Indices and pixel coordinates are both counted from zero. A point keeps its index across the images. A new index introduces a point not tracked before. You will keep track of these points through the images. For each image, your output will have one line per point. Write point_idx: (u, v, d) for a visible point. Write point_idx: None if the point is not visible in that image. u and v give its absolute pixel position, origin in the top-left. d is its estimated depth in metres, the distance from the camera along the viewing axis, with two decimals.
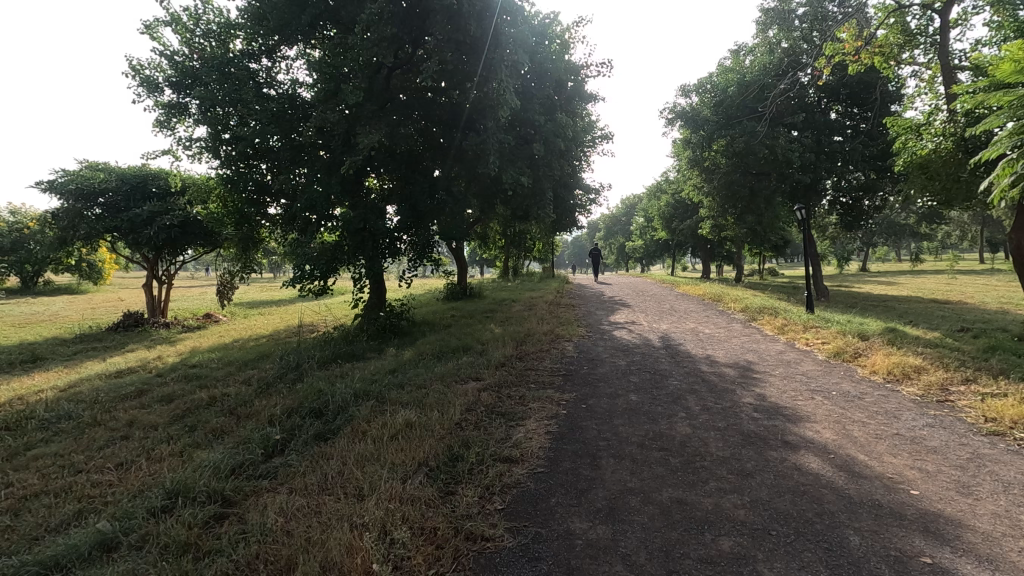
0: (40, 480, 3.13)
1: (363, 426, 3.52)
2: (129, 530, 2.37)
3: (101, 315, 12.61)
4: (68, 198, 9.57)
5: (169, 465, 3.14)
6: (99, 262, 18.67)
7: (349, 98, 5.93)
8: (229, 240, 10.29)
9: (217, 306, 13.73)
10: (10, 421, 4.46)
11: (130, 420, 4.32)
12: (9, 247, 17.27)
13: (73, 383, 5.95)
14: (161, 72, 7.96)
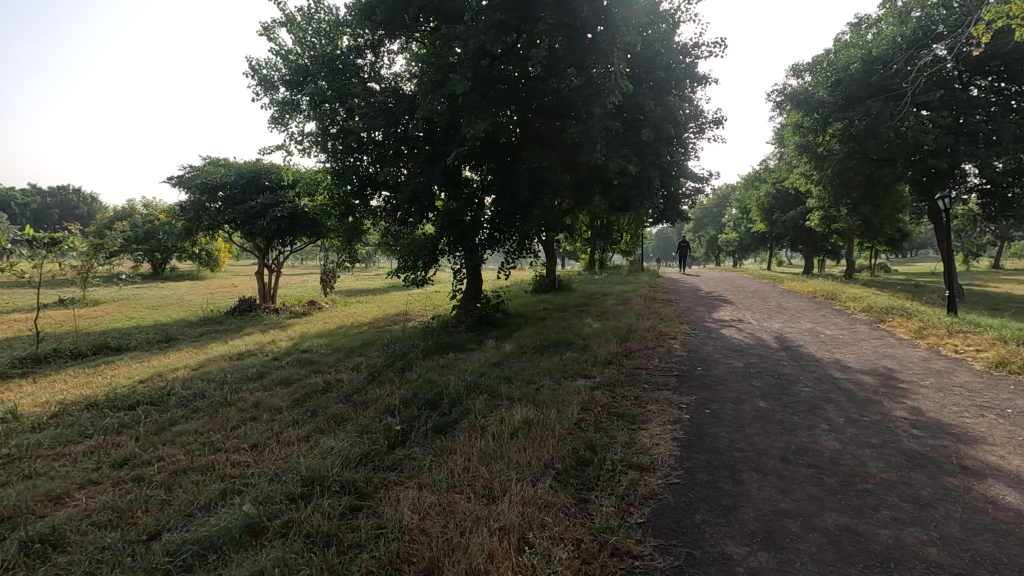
0: (185, 456, 3.32)
1: (481, 421, 3.45)
2: (273, 515, 2.41)
3: (218, 299, 13.72)
4: (194, 191, 10.46)
5: (299, 451, 3.21)
6: (215, 250, 20.33)
7: (456, 89, 5.90)
8: (333, 231, 10.77)
9: (318, 293, 14.50)
10: (154, 396, 4.85)
11: (257, 401, 4.54)
12: (143, 237, 19.23)
13: (203, 362, 6.43)
14: (277, 71, 8.38)
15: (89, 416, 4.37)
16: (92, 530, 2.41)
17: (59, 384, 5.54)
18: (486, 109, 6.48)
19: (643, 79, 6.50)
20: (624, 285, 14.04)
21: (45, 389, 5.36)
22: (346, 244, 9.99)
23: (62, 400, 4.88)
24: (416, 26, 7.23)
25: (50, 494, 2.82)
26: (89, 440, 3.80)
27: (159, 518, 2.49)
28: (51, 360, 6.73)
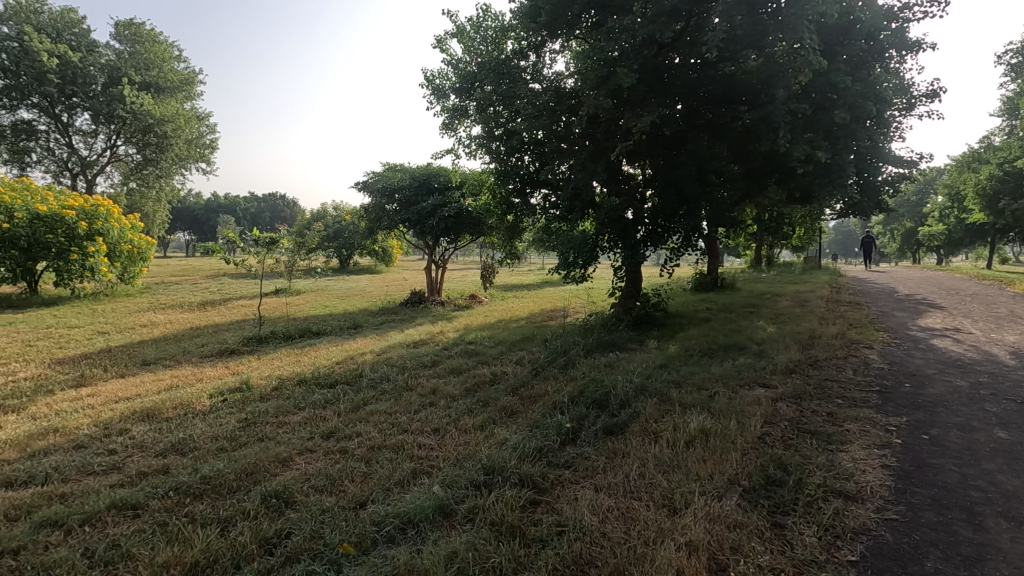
0: (378, 434, 3.69)
1: (653, 426, 3.34)
2: (459, 500, 2.56)
3: (393, 291, 15.19)
4: (375, 195, 11.77)
5: (476, 440, 3.38)
6: (389, 247, 22.57)
7: (622, 83, 5.75)
8: (494, 229, 11.27)
9: (479, 288, 15.31)
10: (349, 376, 5.51)
11: (434, 388, 4.90)
12: (333, 236, 21.97)
13: (385, 348, 7.15)
14: (448, 79, 8.97)
15: (301, 390, 5.11)
16: (312, 493, 2.77)
17: (276, 362, 6.54)
18: (653, 102, 6.23)
19: (837, 53, 5.71)
20: (800, 284, 12.63)
21: (267, 365, 6.36)
22: (506, 242, 10.35)
23: (280, 375, 5.75)
24: (579, 22, 7.18)
25: (279, 456, 3.32)
26: (303, 411, 4.42)
27: (363, 489, 2.77)
28: (269, 340, 7.99)
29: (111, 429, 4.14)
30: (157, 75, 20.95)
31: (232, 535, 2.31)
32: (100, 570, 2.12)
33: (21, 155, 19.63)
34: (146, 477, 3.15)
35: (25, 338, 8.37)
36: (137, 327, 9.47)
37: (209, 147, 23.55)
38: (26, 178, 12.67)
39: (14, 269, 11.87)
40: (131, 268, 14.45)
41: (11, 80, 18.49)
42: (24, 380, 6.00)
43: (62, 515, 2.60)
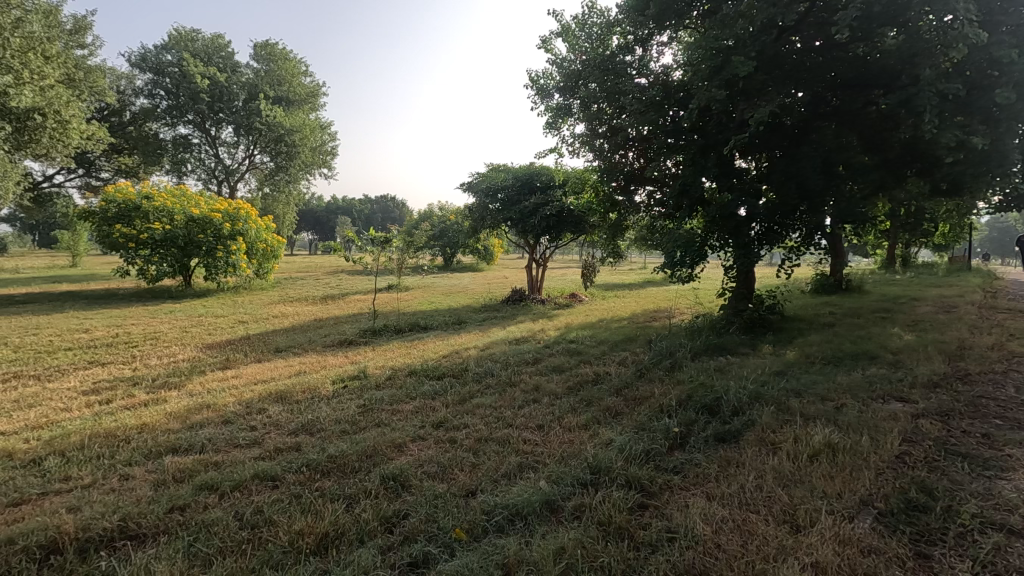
0: (485, 427, 3.80)
1: (771, 436, 3.13)
2: (566, 496, 2.58)
3: (495, 289, 15.55)
4: (479, 196, 12.14)
5: (580, 438, 3.39)
6: (490, 245, 23.16)
7: (738, 72, 5.43)
8: (596, 227, 11.15)
9: (578, 287, 15.23)
10: (455, 370, 5.73)
11: (537, 384, 4.97)
12: (439, 235, 22.97)
13: (488, 344, 7.35)
14: (552, 79, 9.02)
15: (412, 380, 5.40)
16: (426, 478, 2.92)
17: (389, 353, 6.95)
18: (772, 90, 5.82)
19: (998, 23, 4.98)
20: (944, 287, 11.16)
21: (381, 356, 6.79)
22: (608, 241, 10.19)
23: (392, 366, 6.12)
24: (689, 10, 6.88)
25: (395, 442, 3.53)
26: (414, 400, 4.67)
27: (472, 478, 2.87)
28: (382, 332, 8.53)
29: (251, 407, 4.65)
30: (287, 90, 23.13)
31: (356, 511, 2.50)
32: (249, 531, 2.39)
33: (179, 165, 22.59)
34: (282, 452, 3.50)
35: (183, 325, 9.64)
36: (270, 317, 10.54)
37: (330, 154, 25.60)
38: (184, 185, 14.59)
39: (173, 264, 13.73)
40: (265, 264, 16.01)
41: (173, 102, 21.49)
42: (182, 361, 6.91)
43: (217, 480, 2.96)
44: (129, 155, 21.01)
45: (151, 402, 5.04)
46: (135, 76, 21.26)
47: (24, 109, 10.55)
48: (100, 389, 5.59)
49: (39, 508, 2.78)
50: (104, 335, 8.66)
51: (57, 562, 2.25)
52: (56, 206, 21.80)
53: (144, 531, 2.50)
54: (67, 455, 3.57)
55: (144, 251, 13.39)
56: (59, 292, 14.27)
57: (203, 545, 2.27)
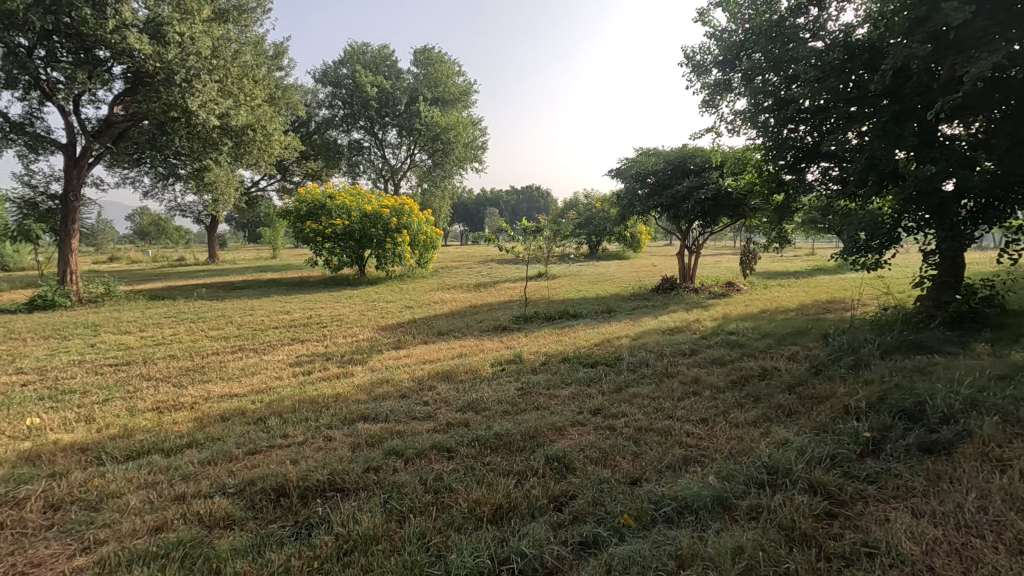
0: (643, 417, 3.74)
1: (997, 451, 2.64)
2: (740, 495, 2.45)
3: (643, 277, 15.12)
4: (628, 181, 11.85)
5: (750, 436, 3.19)
6: (636, 233, 22.59)
7: (949, 21, 4.60)
8: (759, 210, 10.25)
9: (735, 275, 14.19)
10: (608, 358, 5.72)
11: (696, 376, 4.76)
12: (585, 223, 22.92)
13: (640, 333, 7.20)
14: (710, 53, 8.44)
15: (567, 367, 5.50)
16: (589, 462, 2.97)
17: (542, 340, 7.15)
18: (995, 38, 4.84)
19: None
20: None
21: (535, 342, 7.01)
22: (773, 226, 9.32)
23: (546, 352, 6.29)
24: None
25: (556, 425, 3.64)
26: (570, 386, 4.77)
27: (636, 467, 2.85)
28: (533, 319, 8.80)
29: (423, 384, 5.12)
30: (443, 90, 24.64)
31: (526, 487, 2.63)
32: (433, 495, 2.65)
33: (353, 167, 25.44)
34: (454, 427, 3.80)
35: (360, 309, 10.89)
36: (431, 303, 11.44)
37: (480, 148, 26.86)
38: (359, 185, 16.34)
39: (351, 255, 15.55)
40: (425, 255, 17.15)
41: (348, 111, 24.16)
42: (363, 340, 7.81)
43: (401, 448, 3.31)
44: (315, 160, 24.16)
45: (341, 375, 5.79)
46: (319, 90, 24.28)
47: (240, 127, 12.66)
48: (302, 362, 6.57)
49: (268, 458, 3.37)
50: (300, 316, 10.12)
51: (286, 504, 2.70)
52: (262, 207, 25.84)
53: (348, 485, 2.89)
54: (285, 416, 4.26)
55: (329, 244, 15.36)
56: (266, 279, 16.98)
57: (397, 503, 2.57)
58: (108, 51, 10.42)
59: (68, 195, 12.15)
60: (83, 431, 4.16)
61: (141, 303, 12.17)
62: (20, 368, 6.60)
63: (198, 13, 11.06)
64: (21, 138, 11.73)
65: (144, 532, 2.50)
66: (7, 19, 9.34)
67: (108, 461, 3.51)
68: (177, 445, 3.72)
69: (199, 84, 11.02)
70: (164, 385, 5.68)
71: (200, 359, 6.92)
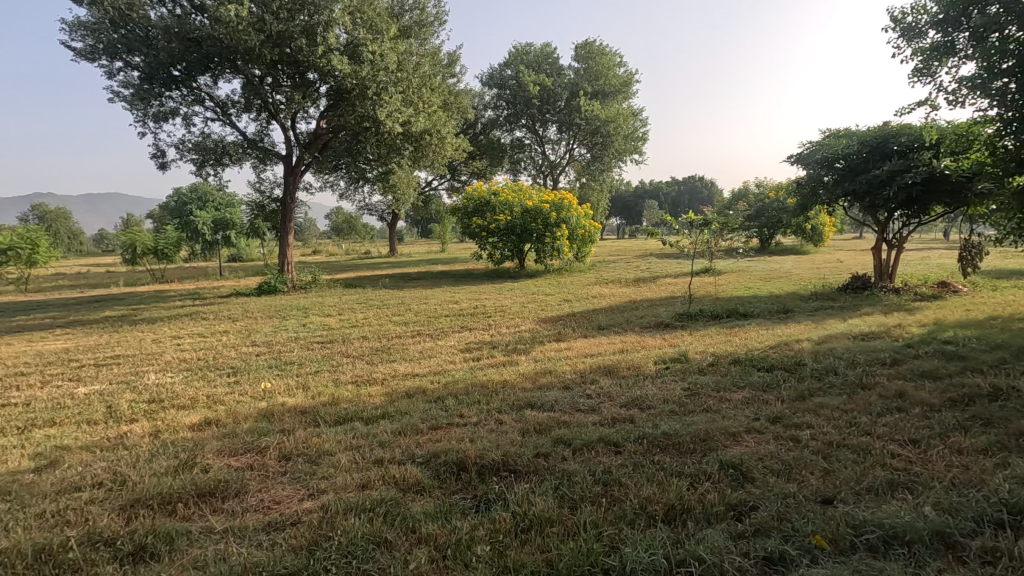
0: (835, 431, 3.35)
1: None
2: (969, 534, 2.08)
3: (828, 274, 13.47)
4: (812, 167, 10.59)
5: (980, 467, 2.69)
6: (819, 225, 20.18)
7: None
8: (988, 197, 8.47)
9: (950, 274, 11.97)
10: (788, 363, 5.20)
11: (902, 390, 4.12)
12: (756, 214, 21.10)
13: (825, 337, 6.44)
14: (926, 12, 7.16)
15: (738, 370, 5.14)
16: (770, 474, 2.75)
17: (709, 339, 6.77)
18: None
19: None
20: None
21: (700, 341, 6.67)
22: (1008, 215, 7.65)
23: (715, 352, 5.95)
24: None
25: (730, 430, 3.43)
26: (743, 390, 4.45)
27: (829, 485, 2.58)
28: (698, 317, 8.36)
29: (585, 377, 5.19)
30: (604, 83, 24.35)
31: (700, 492, 2.53)
32: (602, 487, 2.67)
33: (515, 164, 26.51)
34: (619, 422, 3.79)
35: (521, 301, 11.35)
36: (589, 297, 11.49)
37: (641, 140, 26.15)
38: (521, 182, 17.00)
39: (512, 249, 16.30)
40: (583, 248, 17.12)
41: (511, 110, 25.21)
42: (525, 331, 8.12)
43: (568, 437, 3.40)
44: (480, 160, 25.66)
45: (507, 363, 6.11)
46: (485, 92, 25.68)
47: (419, 133, 13.93)
48: (471, 349, 7.06)
49: (448, 434, 3.69)
50: (468, 306, 10.87)
51: (465, 479, 2.94)
52: (434, 204, 28.15)
53: (521, 467, 3.04)
54: (459, 397, 4.63)
55: (493, 239, 16.28)
56: (438, 271, 18.54)
57: (568, 491, 2.64)
58: (316, 73, 12.15)
59: (286, 199, 14.48)
60: (301, 397, 4.96)
61: (339, 290, 14.09)
62: (254, 341, 8.08)
63: (387, 32, 12.35)
64: (254, 152, 14.25)
65: (353, 487, 2.90)
66: (247, 55, 11.34)
67: (321, 424, 4.14)
68: (373, 416, 4.25)
69: (386, 97, 12.37)
70: (358, 362, 6.52)
71: (386, 341, 7.82)
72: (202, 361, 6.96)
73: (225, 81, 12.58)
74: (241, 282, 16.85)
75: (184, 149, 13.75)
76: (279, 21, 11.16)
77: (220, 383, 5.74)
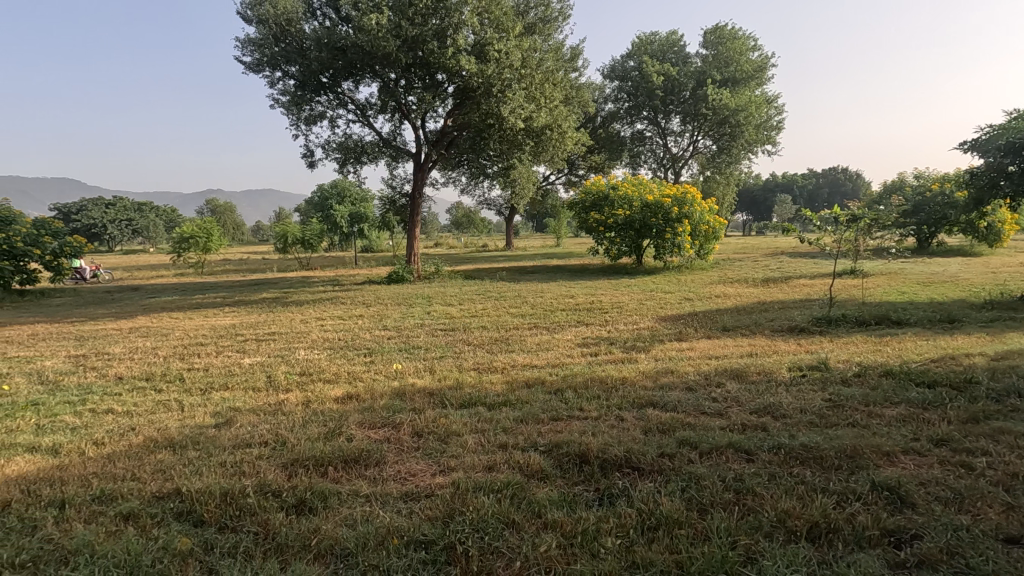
0: (1020, 461, 2.87)
1: None
2: None
3: (1006, 280, 11.56)
4: (992, 155, 9.07)
5: None
6: (995, 222, 17.35)
7: None
8: None
9: None
10: (955, 380, 4.55)
11: None
12: (913, 210, 18.61)
13: (1004, 352, 5.53)
14: None
15: (891, 383, 4.60)
16: (936, 501, 2.44)
17: (854, 348, 6.12)
18: None
19: None
20: None
21: (843, 350, 6.05)
22: None
23: (861, 362, 5.37)
24: None
25: (883, 448, 3.08)
26: (898, 407, 3.97)
27: (1013, 522, 2.23)
28: (840, 322, 7.59)
29: (710, 379, 4.95)
30: (735, 70, 22.79)
31: (849, 512, 2.32)
32: (734, 495, 2.55)
33: (635, 157, 25.86)
34: (749, 429, 3.58)
35: (639, 297, 11.09)
36: (713, 296, 10.93)
37: (775, 129, 24.23)
38: (642, 175, 16.57)
39: (630, 245, 15.97)
40: (706, 246, 16.00)
41: (632, 102, 24.60)
42: (644, 329, 7.92)
43: (694, 439, 3.27)
44: (599, 154, 25.41)
45: (625, 360, 6.02)
46: (606, 85, 25.29)
47: (541, 128, 14.09)
48: (588, 344, 7.03)
49: (569, 426, 3.72)
50: (584, 301, 10.84)
51: (587, 471, 2.95)
52: (551, 199, 28.38)
53: (645, 466, 2.99)
54: (578, 391, 4.65)
55: (610, 234, 16.16)
56: (553, 265, 18.68)
57: (696, 494, 2.55)
58: (445, 74, 12.76)
59: (415, 194, 15.41)
60: (429, 380, 5.29)
61: (459, 281, 14.75)
62: (385, 326, 8.74)
63: (512, 30, 12.59)
64: (388, 150, 15.34)
65: (481, 468, 3.04)
66: (385, 60, 12.21)
67: (448, 406, 4.38)
68: (495, 402, 4.41)
69: (510, 93, 12.69)
70: (479, 351, 6.78)
71: (505, 332, 8.05)
72: (341, 341, 7.67)
73: (365, 85, 13.65)
74: (372, 271, 18.24)
75: (329, 149, 15.16)
76: (414, 26, 11.87)
77: (357, 362, 6.29)
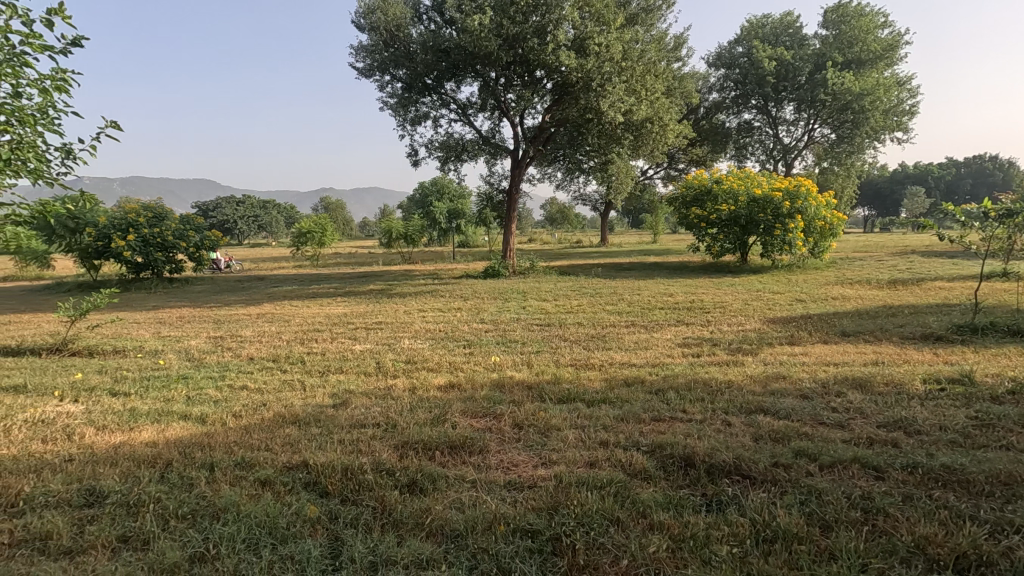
0: None
1: None
2: None
3: None
4: None
5: None
6: None
7: None
8: None
9: None
10: None
11: None
12: None
13: None
14: None
15: None
16: None
17: (1006, 361, 5.36)
18: None
19: None
20: None
21: (992, 362, 5.32)
22: None
23: (1016, 377, 4.70)
24: None
25: None
26: None
27: None
28: (988, 331, 6.68)
29: (828, 388, 4.57)
30: (860, 50, 20.78)
31: (1006, 545, 2.05)
32: (862, 513, 2.34)
33: (742, 149, 24.42)
34: (877, 444, 3.26)
35: (744, 297, 10.50)
36: (829, 298, 10.08)
37: (907, 114, 21.75)
38: (749, 168, 15.62)
39: (735, 242, 15.14)
40: (822, 243, 14.83)
41: (740, 91, 23.25)
42: (751, 331, 7.49)
43: (813, 451, 3.05)
44: (701, 146, 24.30)
45: (730, 363, 5.72)
46: (711, 73, 24.10)
47: (641, 121, 13.75)
48: (689, 345, 6.77)
49: (672, 427, 3.61)
50: (684, 300, 10.44)
51: (694, 476, 2.85)
52: (648, 194, 27.60)
53: (757, 474, 2.83)
54: (681, 392, 4.49)
55: (712, 230, 15.43)
56: (650, 262, 18.17)
57: (817, 509, 2.38)
58: (544, 71, 12.83)
59: (512, 191, 15.65)
60: (527, 373, 5.37)
61: (554, 277, 14.82)
62: (483, 319, 8.98)
63: (614, 22, 12.37)
64: (487, 148, 15.69)
65: (583, 464, 3.04)
66: (486, 59, 12.48)
67: (547, 400, 4.42)
68: (594, 399, 4.39)
69: (609, 87, 12.48)
70: (576, 346, 6.76)
71: (601, 329, 7.96)
72: (442, 332, 7.99)
73: (466, 85, 14.04)
74: (470, 265, 18.82)
75: (432, 148, 15.80)
76: (515, 24, 12.02)
77: (457, 352, 6.53)
